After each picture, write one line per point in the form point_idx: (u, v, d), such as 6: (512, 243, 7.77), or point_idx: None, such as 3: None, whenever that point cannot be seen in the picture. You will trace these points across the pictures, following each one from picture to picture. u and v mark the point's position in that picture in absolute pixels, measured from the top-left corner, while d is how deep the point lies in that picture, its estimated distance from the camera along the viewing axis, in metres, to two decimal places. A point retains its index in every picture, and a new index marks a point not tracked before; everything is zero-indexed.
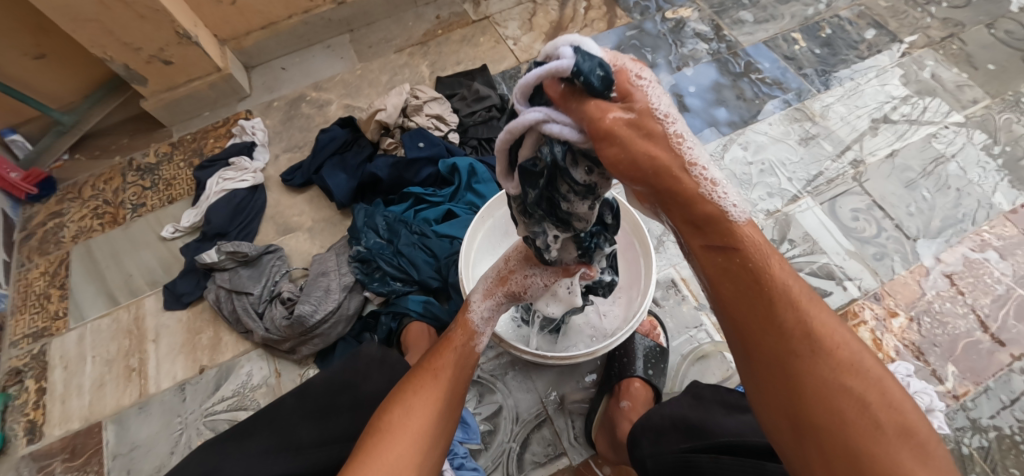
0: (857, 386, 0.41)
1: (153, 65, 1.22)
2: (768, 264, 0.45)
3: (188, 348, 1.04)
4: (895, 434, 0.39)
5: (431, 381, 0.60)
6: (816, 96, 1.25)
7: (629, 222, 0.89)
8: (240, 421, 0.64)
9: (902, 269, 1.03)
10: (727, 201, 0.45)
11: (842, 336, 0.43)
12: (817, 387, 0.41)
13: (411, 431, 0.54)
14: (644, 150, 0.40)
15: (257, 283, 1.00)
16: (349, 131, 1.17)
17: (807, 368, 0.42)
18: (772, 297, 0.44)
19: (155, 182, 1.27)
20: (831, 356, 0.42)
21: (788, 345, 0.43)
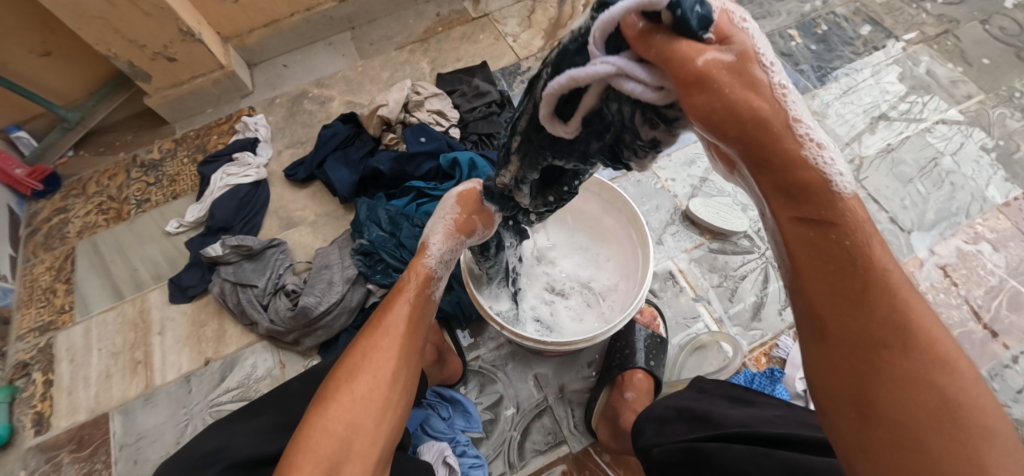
0: (946, 385, 0.33)
1: (158, 63, 1.23)
2: (869, 241, 0.33)
3: (193, 340, 1.06)
4: (986, 440, 0.33)
5: (376, 340, 0.55)
6: (813, 92, 1.26)
7: (626, 213, 0.90)
8: (248, 405, 0.68)
9: (897, 261, 1.04)
10: (836, 163, 0.32)
11: (935, 326, 0.35)
12: (900, 384, 0.33)
13: (357, 396, 0.50)
14: (746, 98, 0.29)
15: (262, 276, 1.02)
16: (352, 126, 1.18)
17: (896, 365, 0.33)
18: (870, 281, 0.33)
19: (159, 177, 1.28)
20: (923, 351, 0.33)
21: (876, 334, 0.33)
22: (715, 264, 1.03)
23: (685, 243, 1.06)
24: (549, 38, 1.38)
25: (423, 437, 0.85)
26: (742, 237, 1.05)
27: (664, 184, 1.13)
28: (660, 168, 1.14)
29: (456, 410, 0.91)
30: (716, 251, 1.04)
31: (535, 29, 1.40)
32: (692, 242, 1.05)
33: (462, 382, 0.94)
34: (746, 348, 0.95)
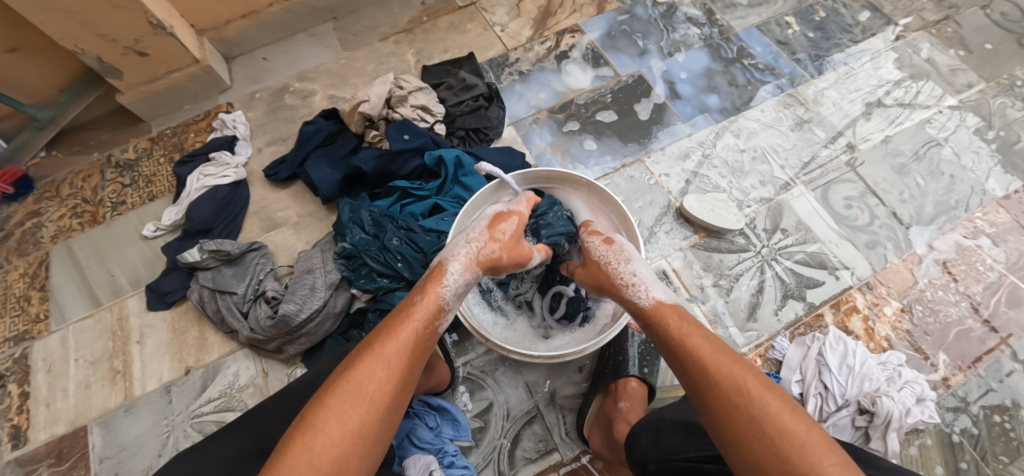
0: (745, 405, 0.51)
1: (129, 58, 1.17)
2: (671, 329, 0.61)
3: (174, 348, 1.02)
4: (778, 434, 0.48)
5: (377, 363, 0.55)
6: (810, 82, 1.23)
7: (618, 215, 0.87)
8: (209, 436, 0.61)
9: (896, 257, 1.02)
10: (639, 286, 0.68)
11: (735, 369, 0.54)
12: (721, 409, 0.52)
13: (346, 430, 0.50)
14: (590, 277, 0.76)
15: (241, 282, 0.98)
16: (334, 123, 1.14)
17: (714, 397, 0.53)
18: (681, 349, 0.59)
19: (136, 178, 1.24)
20: (725, 385, 0.53)
21: (697, 379, 0.55)
22: (710, 263, 1.00)
23: (680, 241, 1.02)
24: (539, 28, 1.33)
25: (409, 448, 0.83)
26: (738, 235, 1.03)
27: (659, 179, 1.09)
28: (653, 163, 1.11)
29: (443, 418, 0.88)
30: (711, 249, 1.01)
31: (524, 19, 1.35)
32: (686, 240, 1.02)
33: (450, 388, 0.91)
34: (741, 349, 0.93)
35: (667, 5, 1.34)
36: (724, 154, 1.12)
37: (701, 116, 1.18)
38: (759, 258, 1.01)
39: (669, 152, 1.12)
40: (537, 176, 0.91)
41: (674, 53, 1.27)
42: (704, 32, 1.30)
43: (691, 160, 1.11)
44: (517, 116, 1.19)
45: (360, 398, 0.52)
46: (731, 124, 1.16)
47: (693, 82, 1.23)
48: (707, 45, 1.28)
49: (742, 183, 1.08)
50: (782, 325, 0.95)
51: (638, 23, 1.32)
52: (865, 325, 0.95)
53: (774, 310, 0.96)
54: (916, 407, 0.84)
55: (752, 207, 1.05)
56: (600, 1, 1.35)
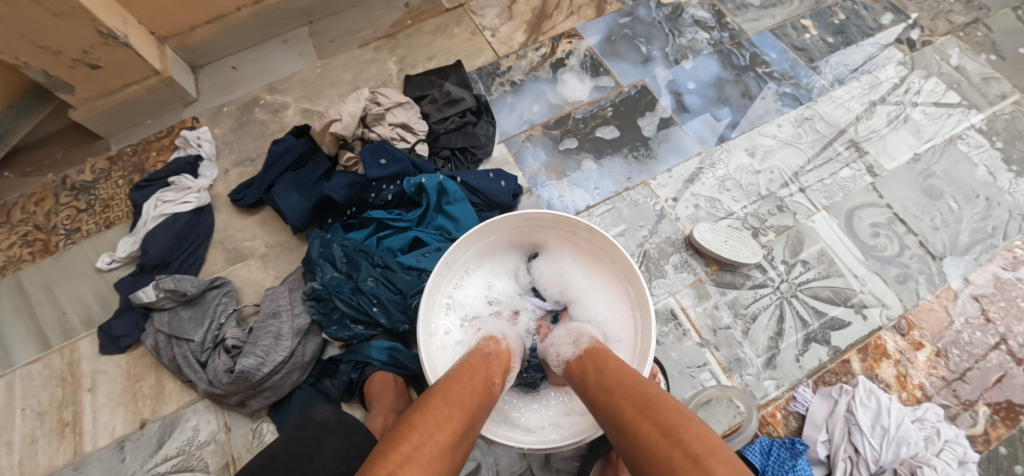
0: (648, 417, 0.49)
1: (79, 70, 1.06)
2: (593, 370, 0.60)
3: (129, 397, 0.93)
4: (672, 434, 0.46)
5: (459, 410, 0.52)
6: (830, 92, 1.12)
7: (623, 265, 0.71)
8: None
9: (928, 293, 0.91)
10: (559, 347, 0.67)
11: (639, 391, 0.53)
12: (630, 429, 0.50)
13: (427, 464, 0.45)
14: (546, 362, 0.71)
15: (200, 327, 0.87)
16: (306, 142, 1.03)
17: (625, 419, 0.51)
18: (599, 383, 0.57)
19: (92, 203, 1.13)
20: (632, 406, 0.51)
21: (611, 407, 0.53)
22: (722, 301, 0.90)
23: (689, 276, 0.92)
24: (532, 32, 1.21)
25: None
26: (754, 268, 0.92)
27: (664, 204, 0.99)
28: (659, 186, 1.00)
29: None
30: (724, 285, 0.91)
31: (517, 22, 1.23)
32: (696, 275, 0.92)
33: None
34: (760, 400, 0.82)
35: (672, 6, 1.23)
36: (737, 175, 1.01)
37: (711, 131, 1.07)
38: (777, 294, 0.90)
39: (676, 173, 1.02)
40: (526, 220, 0.75)
41: (681, 60, 1.16)
42: (713, 36, 1.18)
43: (701, 182, 1.00)
44: (508, 133, 1.08)
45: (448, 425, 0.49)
46: (745, 140, 1.05)
47: (701, 93, 1.11)
48: (717, 51, 1.17)
49: (757, 209, 0.98)
50: (805, 372, 0.85)
51: (641, 26, 1.20)
52: (896, 372, 0.85)
53: (795, 356, 0.86)
54: (959, 473, 0.74)
55: (768, 236, 0.95)
56: (599, 3, 1.23)
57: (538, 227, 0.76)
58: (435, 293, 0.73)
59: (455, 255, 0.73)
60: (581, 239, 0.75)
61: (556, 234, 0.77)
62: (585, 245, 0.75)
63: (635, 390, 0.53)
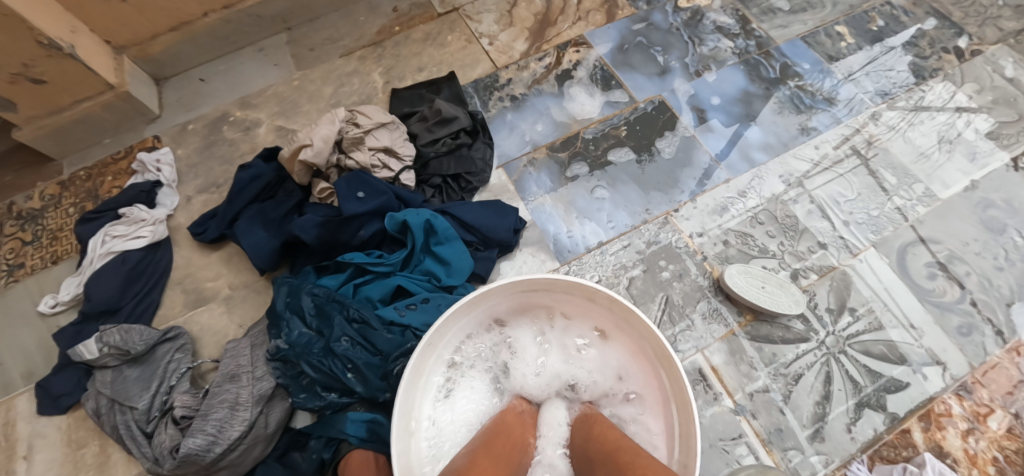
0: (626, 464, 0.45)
1: (20, 86, 0.94)
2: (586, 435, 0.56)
3: (68, 468, 0.80)
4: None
5: (507, 457, 0.51)
6: (872, 108, 0.99)
7: (653, 345, 0.59)
8: None
9: (997, 347, 0.78)
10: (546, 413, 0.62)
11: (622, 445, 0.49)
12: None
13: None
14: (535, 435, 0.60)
15: (145, 391, 0.75)
16: (275, 168, 0.90)
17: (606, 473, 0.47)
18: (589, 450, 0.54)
19: (39, 234, 1.00)
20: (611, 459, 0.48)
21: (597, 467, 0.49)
22: (758, 357, 0.77)
23: (719, 327, 0.79)
24: (534, 40, 1.08)
25: None
26: (794, 318, 0.79)
27: (689, 240, 0.86)
28: (682, 219, 0.87)
29: None
30: (759, 339, 0.78)
31: (517, 28, 1.10)
32: (726, 326, 0.79)
33: None
34: None
35: (691, 10, 1.10)
36: (772, 206, 0.88)
37: (738, 155, 0.94)
38: (822, 349, 0.77)
39: (701, 204, 0.89)
40: (532, 284, 0.63)
41: (703, 71, 1.03)
42: (738, 44, 1.05)
43: (729, 214, 0.87)
44: (508, 156, 0.96)
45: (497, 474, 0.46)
46: (778, 164, 0.92)
47: (727, 110, 0.98)
48: (743, 62, 1.04)
49: (795, 246, 0.85)
50: (857, 445, 0.72)
51: (657, 33, 1.07)
52: (964, 445, 0.72)
53: (846, 425, 0.73)
54: None
55: (809, 278, 0.82)
56: (609, 7, 1.10)
57: (547, 290, 0.64)
58: (421, 372, 0.61)
59: (444, 327, 0.61)
60: (600, 306, 0.63)
61: (569, 300, 0.65)
62: (603, 313, 0.64)
63: (615, 451, 0.49)
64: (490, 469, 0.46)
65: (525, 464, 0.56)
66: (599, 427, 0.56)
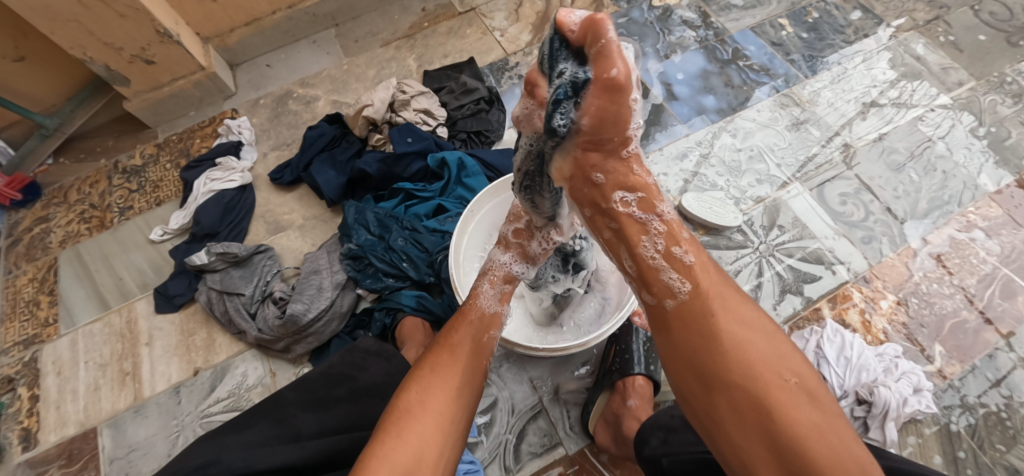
0: (762, 341, 0.47)
1: (136, 65, 1.20)
2: (699, 260, 0.52)
3: (183, 349, 1.04)
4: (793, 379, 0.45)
5: (457, 354, 0.61)
6: (804, 82, 1.25)
7: None
8: (231, 420, 0.65)
9: (891, 252, 1.04)
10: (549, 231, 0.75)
11: (750, 312, 0.50)
12: (738, 343, 0.47)
13: (431, 411, 0.54)
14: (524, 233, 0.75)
15: (249, 283, 1.01)
16: (337, 127, 1.16)
17: (740, 338, 0.47)
18: (707, 281, 0.51)
19: (142, 184, 1.25)
20: (746, 323, 0.48)
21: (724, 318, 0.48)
22: None
23: None
24: (537, 32, 1.35)
25: None
26: (735, 232, 1.06)
27: (657, 178, 1.12)
28: (651, 163, 1.14)
29: None
30: (709, 246, 1.05)
31: (523, 23, 1.37)
32: None
33: None
34: None
35: (662, 8, 1.37)
36: (721, 153, 1.16)
37: (698, 117, 1.20)
38: (757, 253, 1.04)
39: (667, 152, 1.16)
40: None
41: (671, 54, 1.30)
42: (700, 34, 1.33)
43: (688, 160, 1.15)
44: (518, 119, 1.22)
45: (447, 388, 0.57)
46: (728, 124, 1.20)
47: (689, 83, 1.25)
48: (703, 47, 1.31)
49: (738, 181, 1.12)
50: (780, 319, 0.97)
51: (635, 26, 1.35)
52: (862, 318, 0.97)
53: (772, 305, 0.99)
54: (913, 398, 0.87)
55: (748, 205, 1.09)
56: (597, 6, 1.38)
57: None
58: (465, 233, 0.91)
59: (482, 204, 0.92)
60: None
61: None
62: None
63: (749, 320, 0.49)
64: (432, 391, 0.56)
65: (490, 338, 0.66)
66: (710, 269, 0.52)
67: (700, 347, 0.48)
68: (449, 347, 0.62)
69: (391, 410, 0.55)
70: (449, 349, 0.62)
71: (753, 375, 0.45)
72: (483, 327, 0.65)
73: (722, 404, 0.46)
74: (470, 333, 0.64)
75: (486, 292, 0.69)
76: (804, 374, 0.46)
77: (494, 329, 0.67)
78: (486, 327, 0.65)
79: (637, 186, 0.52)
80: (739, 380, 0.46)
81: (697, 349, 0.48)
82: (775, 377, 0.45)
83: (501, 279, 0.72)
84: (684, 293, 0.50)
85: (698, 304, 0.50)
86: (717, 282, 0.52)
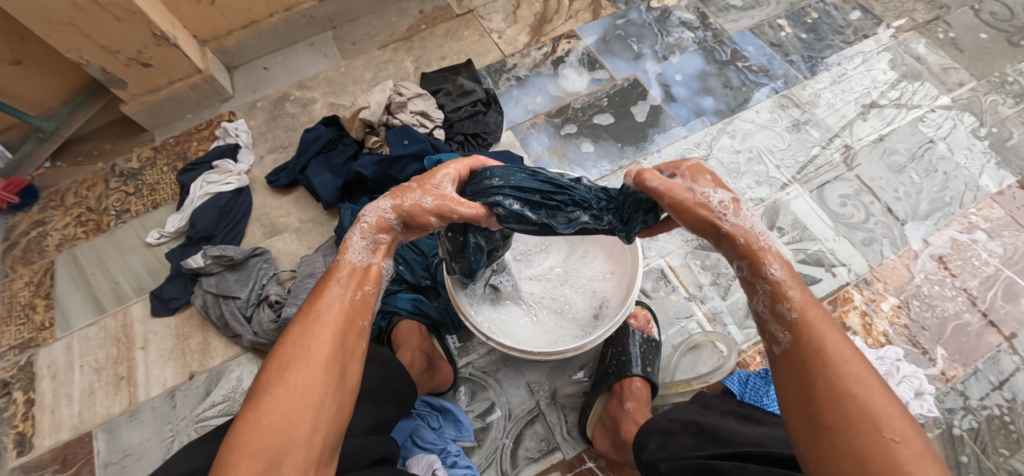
0: (865, 395, 0.45)
1: (133, 68, 1.19)
2: (804, 306, 0.50)
3: (179, 353, 1.03)
4: (895, 439, 0.43)
5: (325, 321, 0.53)
6: (803, 82, 1.25)
7: None
8: (221, 426, 0.64)
9: (892, 253, 1.03)
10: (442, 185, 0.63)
11: (856, 364, 0.47)
12: (833, 394, 0.46)
13: (291, 387, 0.49)
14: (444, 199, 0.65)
15: (245, 286, 1.01)
16: (334, 129, 1.16)
17: (840, 392, 0.45)
18: (808, 330, 0.49)
19: (139, 187, 1.25)
20: (847, 375, 0.46)
21: (826, 371, 0.47)
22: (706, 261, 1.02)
23: (677, 241, 1.05)
24: (534, 34, 1.35)
25: (413, 449, 0.83)
26: None
27: None
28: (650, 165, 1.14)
29: (446, 419, 0.89)
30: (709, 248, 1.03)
31: (520, 25, 1.37)
32: (684, 239, 1.05)
33: (452, 389, 0.92)
34: (741, 346, 0.94)
35: (661, 10, 1.37)
36: (720, 155, 1.15)
37: (697, 119, 1.20)
38: None
39: (665, 154, 1.16)
40: None
41: (669, 56, 1.29)
42: (698, 35, 1.32)
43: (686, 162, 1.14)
44: (515, 121, 1.22)
45: (315, 361, 0.51)
46: (727, 125, 1.19)
47: (687, 85, 1.25)
48: (701, 48, 1.30)
49: (737, 183, 1.11)
50: None
51: (633, 27, 1.34)
52: (863, 321, 0.96)
53: None
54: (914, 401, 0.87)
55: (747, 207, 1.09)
56: (595, 8, 1.37)
57: None
58: None
59: None
60: None
61: None
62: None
63: (853, 371, 0.46)
64: (294, 366, 0.50)
65: (364, 293, 0.58)
66: (816, 315, 0.50)
67: (799, 386, 0.48)
68: (315, 314, 0.54)
69: (252, 392, 0.50)
70: (314, 316, 0.54)
71: (852, 426, 0.44)
72: (350, 285, 0.57)
73: (824, 454, 0.45)
74: (336, 293, 0.56)
75: (355, 243, 0.59)
76: (914, 441, 0.43)
77: (368, 283, 0.58)
78: (359, 282, 0.57)
79: (743, 253, 0.54)
80: (835, 425, 0.45)
81: (798, 397, 0.47)
82: (873, 434, 0.44)
83: (374, 228, 0.59)
84: (785, 341, 0.50)
85: (798, 352, 0.49)
86: (830, 333, 0.49)
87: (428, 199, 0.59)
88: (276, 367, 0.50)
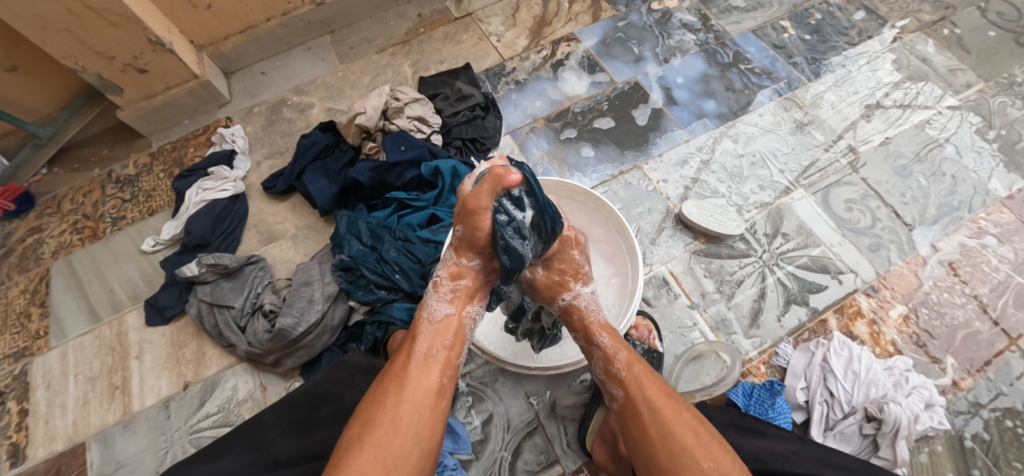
0: (679, 431, 0.56)
1: (129, 74, 1.18)
2: (627, 364, 0.65)
3: (173, 363, 1.02)
4: (706, 460, 0.54)
5: (407, 381, 0.57)
6: (807, 85, 1.23)
7: (615, 224, 0.92)
8: (204, 448, 0.64)
9: (899, 259, 1.00)
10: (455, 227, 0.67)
11: (668, 404, 0.59)
12: (655, 433, 0.57)
13: (370, 445, 0.51)
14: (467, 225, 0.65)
15: (239, 295, 0.99)
16: (331, 135, 1.15)
17: (661, 432, 0.57)
18: (633, 383, 0.63)
19: (135, 193, 1.24)
20: (664, 415, 0.58)
21: (648, 414, 0.59)
22: (709, 267, 1.01)
23: (679, 247, 1.03)
24: (534, 37, 1.33)
25: None
26: (738, 240, 1.03)
27: (657, 185, 1.11)
28: (651, 170, 1.12)
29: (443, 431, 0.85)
30: (711, 256, 1.02)
31: (519, 28, 1.35)
32: (685, 246, 1.03)
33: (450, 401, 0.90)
34: (745, 355, 0.93)
35: (661, 12, 1.35)
36: (722, 159, 1.13)
37: (697, 122, 1.18)
38: (760, 263, 1.01)
39: (666, 158, 1.14)
40: None
41: (670, 59, 1.27)
42: (700, 37, 1.30)
43: (688, 166, 1.12)
44: (513, 126, 1.20)
45: (392, 420, 0.53)
46: (729, 129, 1.17)
47: (689, 88, 1.23)
48: (703, 51, 1.28)
49: (739, 188, 1.09)
50: (786, 331, 0.95)
51: (633, 29, 1.32)
52: (870, 330, 0.94)
53: (776, 316, 0.96)
54: (924, 413, 0.84)
55: (751, 212, 1.07)
56: (596, 10, 1.35)
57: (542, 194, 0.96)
58: None
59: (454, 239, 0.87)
60: (578, 202, 0.95)
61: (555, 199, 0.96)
62: (581, 208, 0.95)
63: (670, 408, 0.59)
64: (375, 425, 0.53)
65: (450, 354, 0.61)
66: (637, 368, 0.64)
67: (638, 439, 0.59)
68: (398, 370, 0.58)
69: (336, 448, 0.53)
70: (397, 373, 0.58)
71: (675, 459, 0.55)
72: (429, 338, 0.62)
73: None
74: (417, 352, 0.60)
75: (433, 300, 0.66)
76: (721, 461, 0.55)
77: (447, 335, 0.63)
78: (439, 340, 0.62)
79: (579, 328, 0.71)
80: (667, 463, 0.55)
81: (636, 443, 0.59)
82: (691, 463, 0.54)
83: (446, 280, 0.68)
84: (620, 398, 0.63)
85: (630, 404, 0.61)
86: (649, 384, 0.62)
87: (459, 227, 0.66)
88: (358, 423, 0.54)
